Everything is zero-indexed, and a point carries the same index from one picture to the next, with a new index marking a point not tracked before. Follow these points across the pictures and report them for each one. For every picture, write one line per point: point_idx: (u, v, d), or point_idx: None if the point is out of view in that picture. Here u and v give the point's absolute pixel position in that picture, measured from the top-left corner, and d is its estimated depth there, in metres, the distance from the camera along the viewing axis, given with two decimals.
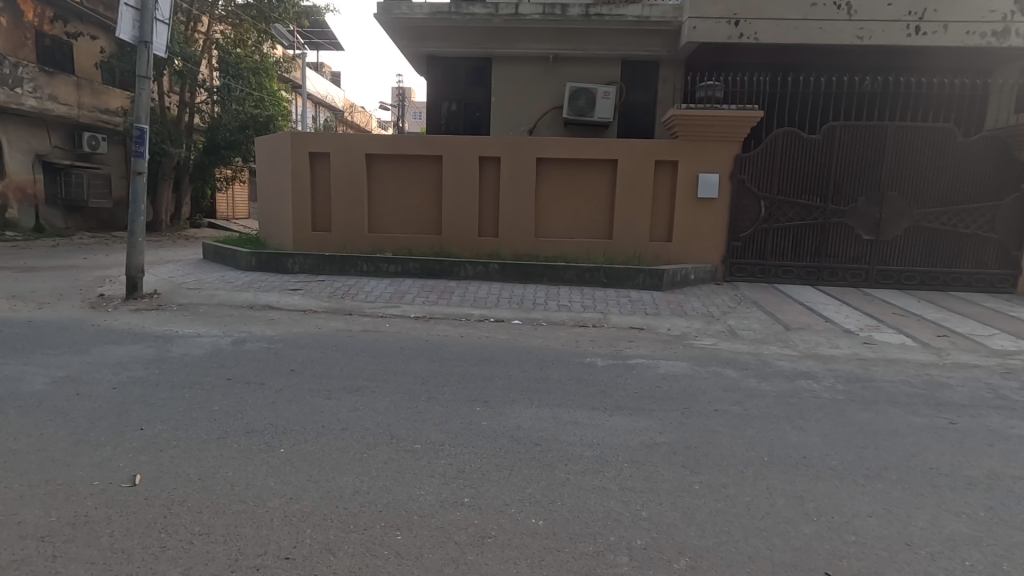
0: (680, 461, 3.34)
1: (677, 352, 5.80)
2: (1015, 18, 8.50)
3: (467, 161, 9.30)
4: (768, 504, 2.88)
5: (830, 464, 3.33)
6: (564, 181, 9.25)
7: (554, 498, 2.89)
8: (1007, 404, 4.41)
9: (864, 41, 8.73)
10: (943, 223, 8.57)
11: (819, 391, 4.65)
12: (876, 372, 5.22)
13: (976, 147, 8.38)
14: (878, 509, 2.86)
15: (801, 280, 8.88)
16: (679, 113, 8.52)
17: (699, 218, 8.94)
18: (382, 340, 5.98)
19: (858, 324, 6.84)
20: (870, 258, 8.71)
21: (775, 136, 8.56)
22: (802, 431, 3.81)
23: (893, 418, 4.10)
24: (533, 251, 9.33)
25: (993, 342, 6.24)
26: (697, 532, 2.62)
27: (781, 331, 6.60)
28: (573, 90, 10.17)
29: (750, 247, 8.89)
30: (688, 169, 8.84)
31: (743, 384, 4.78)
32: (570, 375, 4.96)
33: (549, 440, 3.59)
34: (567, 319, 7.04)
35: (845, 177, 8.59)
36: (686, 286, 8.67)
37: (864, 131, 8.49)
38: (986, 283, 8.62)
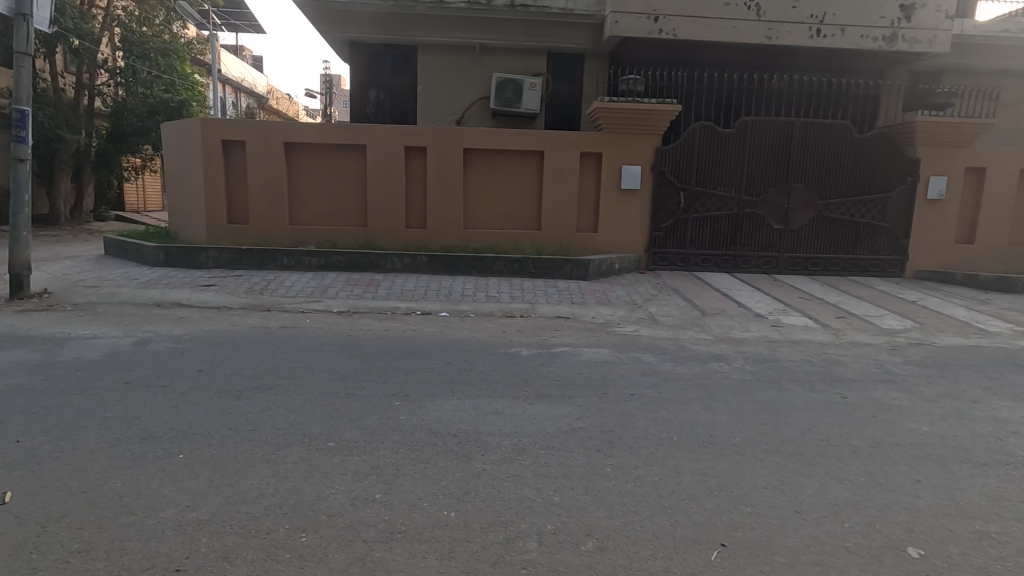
0: (595, 446, 3.42)
1: (601, 339, 5.95)
2: (902, 24, 9.26)
3: (393, 150, 9.06)
4: (675, 483, 3.00)
5: (733, 441, 3.52)
6: (491, 171, 9.23)
7: (468, 489, 2.88)
8: (891, 378, 4.84)
9: (772, 41, 9.22)
10: (843, 213, 9.22)
11: (729, 372, 4.92)
12: (781, 353, 5.57)
13: (870, 143, 9.08)
14: (773, 480, 3.04)
15: (718, 268, 9.33)
16: (604, 106, 8.66)
17: (624, 210, 9.19)
18: (302, 336, 5.75)
19: (768, 308, 7.28)
20: (780, 246, 9.27)
21: (693, 130, 8.93)
22: (710, 411, 4.01)
23: (793, 395, 4.39)
24: (462, 242, 9.26)
25: (883, 322, 6.82)
26: (605, 513, 2.70)
27: (699, 316, 6.91)
28: (500, 81, 10.17)
29: (671, 237, 9.25)
30: (612, 161, 9.06)
31: (659, 369, 4.96)
32: (494, 366, 4.95)
33: (469, 432, 3.57)
34: (495, 310, 7.05)
35: (757, 170, 9.08)
36: (611, 275, 8.90)
37: (772, 126, 8.99)
38: (880, 268, 9.39)
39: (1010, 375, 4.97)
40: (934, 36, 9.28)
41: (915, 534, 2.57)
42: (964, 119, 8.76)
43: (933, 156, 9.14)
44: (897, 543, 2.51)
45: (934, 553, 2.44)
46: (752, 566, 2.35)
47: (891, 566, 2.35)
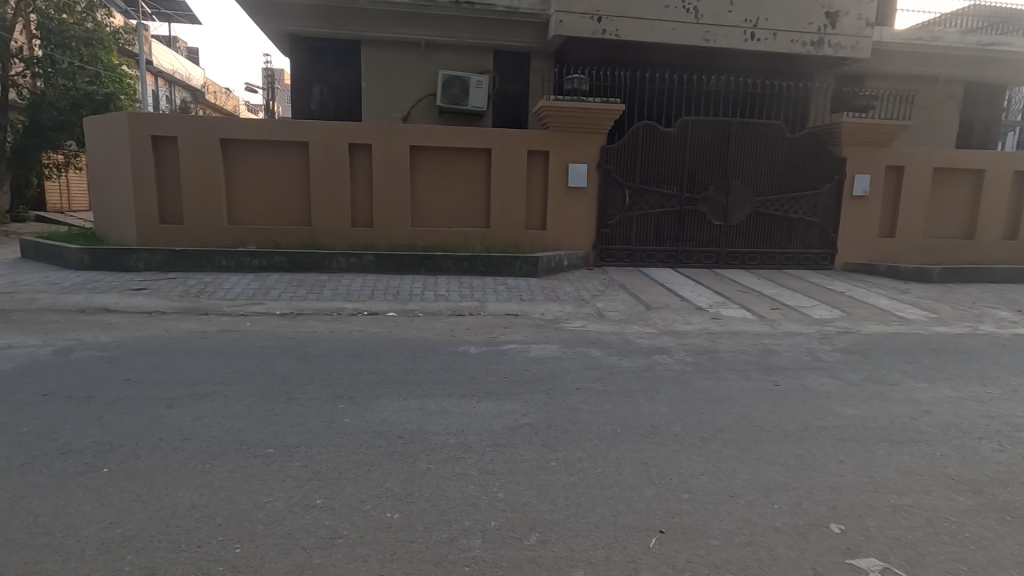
0: (541, 440, 3.46)
1: (548, 335, 6.02)
2: (828, 30, 9.79)
3: (336, 146, 8.84)
4: (617, 473, 3.07)
5: (673, 431, 3.64)
6: (438, 169, 9.15)
7: (412, 490, 2.86)
8: (820, 365, 5.12)
9: (709, 43, 9.58)
10: (778, 209, 9.67)
11: (671, 363, 5.08)
12: (720, 344, 5.78)
13: (802, 142, 9.56)
14: (710, 467, 3.16)
15: (662, 263, 9.60)
16: (549, 105, 8.75)
17: (571, 207, 9.31)
18: (241, 339, 5.54)
19: (708, 301, 7.55)
20: (720, 242, 9.64)
21: (636, 129, 9.16)
22: (652, 402, 4.13)
23: (730, 383, 4.58)
24: (410, 241, 9.15)
25: (814, 312, 7.20)
26: (548, 507, 2.73)
27: (644, 311, 7.10)
28: (446, 78, 10.12)
29: (617, 233, 9.46)
30: (558, 159, 9.17)
31: (604, 363, 5.06)
32: (441, 365, 4.92)
33: (414, 432, 3.54)
34: (443, 309, 7.01)
35: (697, 168, 9.40)
36: (560, 272, 9.01)
37: (711, 125, 9.32)
38: (812, 261, 9.91)
39: (925, 358, 5.36)
40: (857, 42, 9.86)
41: (836, 511, 2.74)
42: (883, 121, 9.38)
43: (857, 155, 9.71)
44: (821, 520, 2.66)
45: (853, 527, 2.60)
46: (689, 550, 2.43)
47: (815, 542, 2.49)
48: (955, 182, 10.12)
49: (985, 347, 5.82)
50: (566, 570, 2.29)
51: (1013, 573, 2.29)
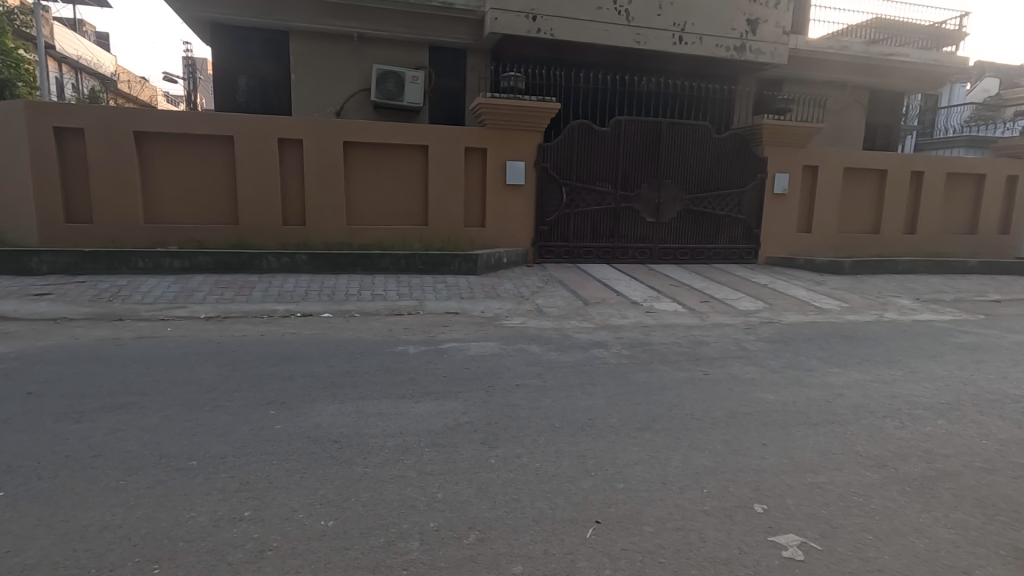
0: (480, 438, 3.45)
1: (489, 332, 6.02)
2: (749, 37, 10.32)
3: (264, 141, 8.45)
4: (555, 467, 3.12)
5: (609, 422, 3.73)
6: (373, 165, 8.94)
7: (348, 496, 2.78)
8: (745, 353, 5.41)
9: (640, 45, 9.87)
10: (706, 207, 10.12)
11: (608, 357, 5.22)
12: (655, 336, 5.99)
13: (727, 143, 10.03)
14: (644, 456, 3.27)
15: (600, 259, 9.82)
16: (485, 102, 8.78)
17: (510, 204, 9.36)
18: (162, 346, 5.20)
19: (643, 296, 7.81)
20: (654, 238, 9.97)
21: (572, 128, 9.34)
22: (590, 395, 4.22)
23: (663, 374, 4.75)
24: (345, 239, 8.88)
25: (740, 304, 7.60)
26: (487, 505, 2.73)
27: (582, 306, 7.24)
28: (381, 72, 9.92)
29: (556, 230, 9.59)
30: (496, 157, 9.19)
31: (544, 359, 5.12)
32: (379, 366, 4.81)
33: (350, 435, 3.45)
34: (381, 308, 6.86)
35: (630, 166, 9.68)
36: (500, 269, 9.02)
37: (643, 125, 9.62)
38: (738, 256, 10.43)
39: (838, 345, 5.76)
40: (775, 49, 10.48)
41: (760, 491, 2.89)
42: (799, 124, 10.00)
43: (777, 155, 10.30)
44: (745, 501, 2.81)
45: (774, 506, 2.76)
46: (624, 538, 2.50)
47: (741, 522, 2.62)
48: (863, 181, 10.95)
49: (890, 333, 6.34)
50: (505, 566, 2.30)
51: (911, 538, 2.51)
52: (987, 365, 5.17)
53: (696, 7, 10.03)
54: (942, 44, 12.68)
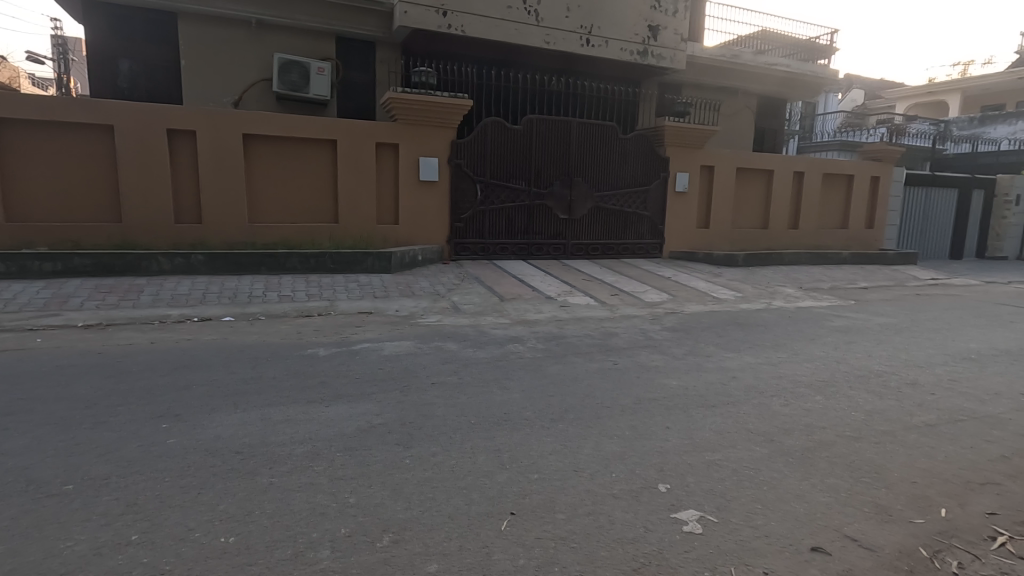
0: (395, 439, 3.39)
1: (404, 331, 5.92)
2: (651, 42, 10.87)
3: (151, 131, 7.75)
4: (471, 463, 3.13)
5: (524, 415, 3.80)
6: (277, 159, 8.48)
7: (251, 509, 2.63)
8: (651, 343, 5.72)
9: (550, 46, 10.09)
10: (615, 204, 10.55)
11: (523, 351, 5.31)
12: (568, 330, 6.17)
13: (632, 143, 10.53)
14: (557, 446, 3.36)
15: (515, 255, 9.94)
16: (395, 96, 8.67)
17: (423, 201, 9.26)
18: (32, 359, 4.64)
19: (557, 291, 8.01)
20: (567, 234, 10.24)
21: (484, 125, 9.40)
22: (505, 390, 4.28)
23: (575, 365, 4.91)
24: (247, 238, 8.35)
25: (647, 296, 8.00)
26: (402, 505, 2.69)
27: (498, 302, 7.31)
28: (283, 62, 9.42)
29: (471, 227, 9.60)
30: (409, 153, 9.06)
31: (459, 356, 5.12)
32: (286, 371, 4.58)
33: (255, 445, 3.26)
34: (289, 310, 6.53)
35: (542, 164, 9.90)
36: (415, 267, 8.88)
37: (553, 124, 9.88)
38: (644, 250, 10.97)
39: (732, 332, 6.24)
40: (674, 55, 11.11)
41: (663, 472, 3.07)
42: (698, 126, 10.69)
43: (678, 155, 10.94)
44: (651, 482, 2.97)
45: (676, 485, 2.95)
46: (537, 527, 2.56)
47: (646, 502, 2.77)
48: (753, 181, 11.89)
49: (777, 319, 6.95)
50: (419, 565, 2.28)
51: (793, 504, 2.78)
52: (857, 345, 5.81)
53: (602, 11, 10.40)
54: (817, 57, 14.02)
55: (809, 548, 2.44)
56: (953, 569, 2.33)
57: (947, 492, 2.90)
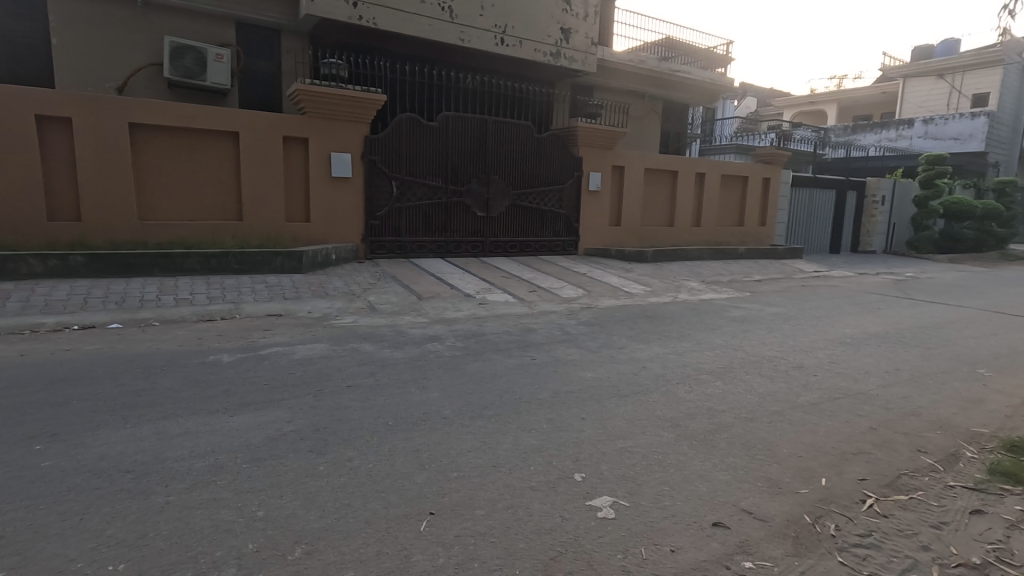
0: (307, 446, 3.25)
1: (317, 334, 5.68)
2: (563, 45, 11.15)
3: (17, 117, 6.89)
4: (388, 466, 3.06)
5: (443, 414, 3.79)
6: (170, 152, 7.83)
7: (145, 532, 2.42)
8: (568, 337, 5.88)
9: (464, 44, 10.07)
10: (532, 202, 10.72)
11: (442, 350, 5.28)
12: (487, 327, 6.21)
13: (547, 143, 10.75)
14: (476, 443, 3.37)
15: (433, 253, 9.84)
16: (303, 88, 8.27)
17: (336, 198, 8.92)
18: None
19: (476, 288, 8.03)
20: (485, 232, 10.27)
21: (399, 121, 9.23)
22: (423, 390, 4.23)
23: (494, 362, 4.95)
24: (137, 237, 7.65)
25: (563, 292, 8.22)
26: (316, 515, 2.59)
27: (415, 301, 7.21)
28: (175, 46, 8.69)
29: (387, 225, 9.38)
30: (319, 148, 8.69)
31: (377, 357, 5.00)
32: (184, 380, 4.24)
33: (148, 462, 3.01)
34: (187, 314, 6.06)
35: (459, 161, 9.87)
36: (328, 266, 8.54)
37: (468, 122, 9.87)
38: (561, 247, 11.24)
39: (643, 324, 6.56)
40: (585, 57, 11.46)
41: (579, 461, 3.18)
42: (608, 128, 11.12)
43: (591, 155, 11.32)
44: (567, 472, 3.06)
45: (590, 473, 3.06)
46: (457, 526, 2.56)
47: (563, 493, 2.85)
48: (660, 181, 12.55)
49: (683, 311, 7.38)
50: None
51: (695, 483, 2.97)
52: (751, 333, 6.30)
53: (515, 11, 10.53)
54: (715, 66, 15.01)
55: (711, 524, 2.62)
56: (831, 532, 2.59)
57: (827, 463, 3.22)
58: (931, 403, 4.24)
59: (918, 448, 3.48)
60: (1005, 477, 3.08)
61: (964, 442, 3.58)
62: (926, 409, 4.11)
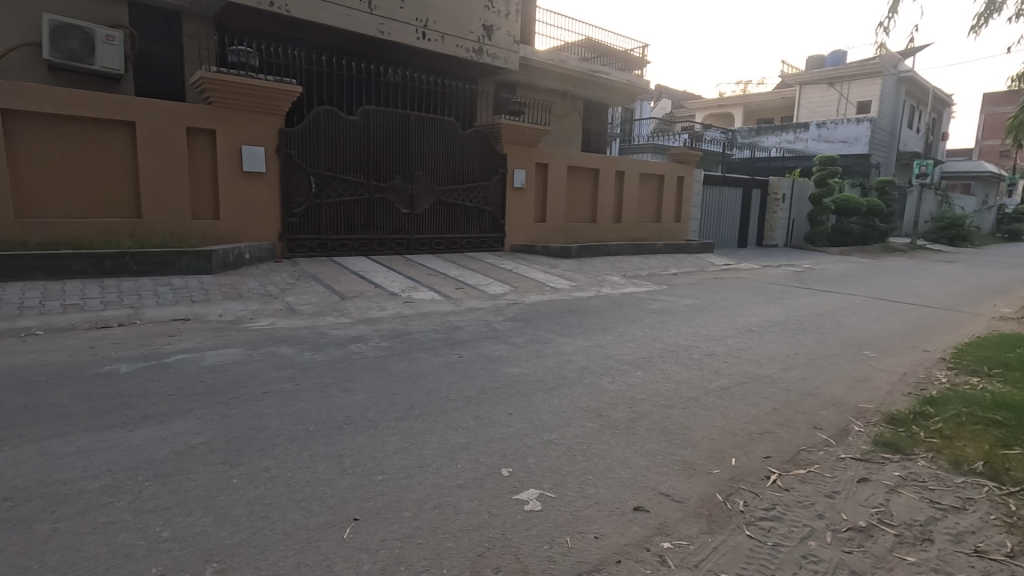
0: (219, 458, 3.06)
1: (230, 338, 5.35)
2: (485, 42, 11.16)
3: None
4: (309, 473, 2.94)
5: (368, 416, 3.69)
6: (54, 143, 7.08)
7: (27, 565, 2.18)
8: (495, 333, 5.91)
9: (384, 36, 9.82)
10: (458, 199, 10.66)
11: (366, 350, 5.13)
12: (413, 325, 6.11)
13: (471, 139, 10.72)
14: (402, 444, 3.31)
15: (356, 251, 9.53)
16: (209, 76, 7.76)
17: (249, 194, 8.44)
18: None
19: (401, 286, 7.88)
20: (410, 229, 10.09)
21: (316, 114, 8.86)
22: (346, 393, 4.09)
23: (420, 361, 4.89)
24: (16, 237, 6.86)
25: (490, 288, 8.24)
26: (229, 530, 2.44)
27: (338, 301, 6.97)
28: (55, 25, 7.82)
29: (306, 222, 8.99)
30: (228, 140, 8.17)
31: (296, 360, 4.78)
32: (75, 394, 3.86)
33: (30, 487, 2.70)
34: (78, 322, 5.51)
35: (382, 157, 9.62)
36: (240, 266, 8.06)
37: (391, 117, 9.65)
38: (487, 244, 11.26)
39: (568, 319, 6.71)
40: (507, 55, 11.54)
41: (506, 457, 3.20)
42: (532, 125, 11.25)
43: (516, 152, 11.41)
44: (494, 468, 3.08)
45: (517, 467, 3.09)
46: (382, 530, 2.50)
47: (490, 489, 2.86)
48: (582, 178, 12.87)
49: (606, 305, 7.63)
50: None
51: (617, 471, 3.08)
52: (668, 324, 6.62)
53: (436, 5, 10.40)
54: (632, 68, 15.59)
55: (632, 508, 2.73)
56: (740, 508, 2.78)
57: (736, 444, 3.45)
58: (826, 383, 4.65)
59: (814, 425, 3.80)
60: (886, 447, 3.43)
61: (853, 417, 3.95)
62: (820, 389, 4.50)
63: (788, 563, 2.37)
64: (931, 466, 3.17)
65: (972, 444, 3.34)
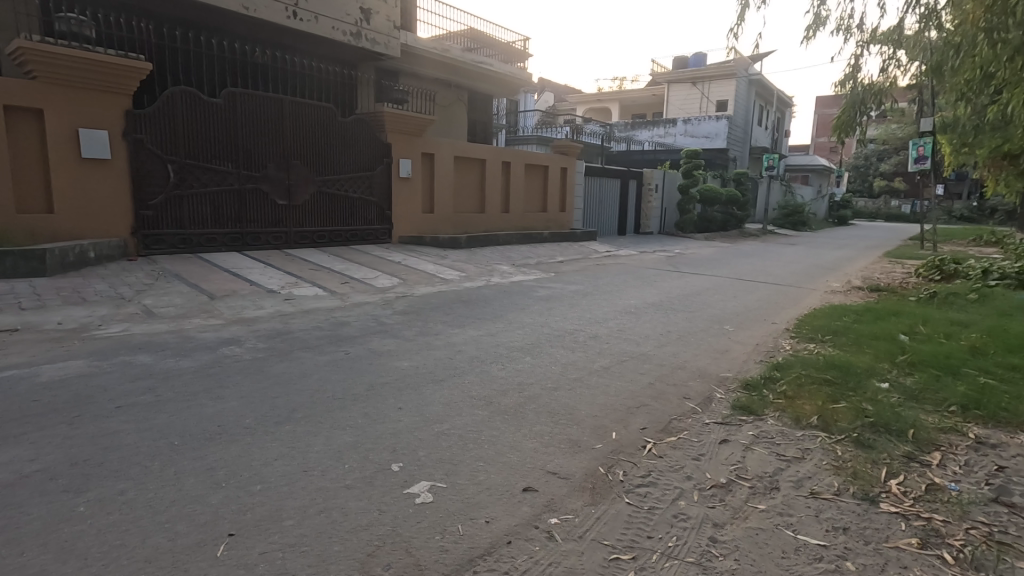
0: (62, 486, 2.68)
1: (73, 349, 4.68)
2: (363, 25, 10.71)
3: None
4: (174, 491, 2.68)
5: (244, 423, 3.43)
6: None
7: None
8: (383, 328, 5.76)
9: (250, 12, 9.06)
10: (340, 190, 10.19)
11: (241, 353, 4.76)
12: (293, 324, 5.77)
13: (352, 126, 10.28)
14: (283, 450, 3.12)
15: (226, 246, 8.76)
16: (30, 46, 6.67)
17: (91, 184, 7.41)
18: None
19: (280, 283, 7.39)
20: (288, 222, 9.47)
21: (172, 94, 7.98)
22: (218, 400, 3.77)
23: (303, 361, 4.63)
24: None
25: (377, 282, 8.00)
26: (74, 566, 2.15)
27: (206, 301, 6.38)
28: None
29: (164, 216, 8.09)
30: (60, 122, 7.11)
31: (157, 369, 4.31)
32: None
33: None
34: None
35: (252, 144, 8.91)
36: (84, 266, 7.07)
37: (260, 101, 8.95)
38: (374, 236, 10.90)
39: (458, 309, 6.71)
40: (388, 41, 11.18)
41: (396, 452, 3.15)
42: (416, 114, 11.04)
43: (400, 141, 11.13)
44: (384, 464, 3.01)
45: (407, 462, 3.04)
46: (261, 542, 2.35)
47: (380, 486, 2.80)
48: (469, 168, 12.89)
49: (495, 294, 7.73)
50: None
51: (508, 455, 3.15)
52: (555, 310, 6.86)
53: None
54: (514, 61, 15.84)
55: (522, 490, 2.81)
56: (620, 478, 2.97)
57: (616, 419, 3.68)
58: (693, 357, 5.11)
59: (684, 396, 4.16)
60: (743, 410, 3.85)
61: (716, 385, 4.38)
62: (689, 363, 4.93)
63: (662, 524, 2.58)
64: (777, 424, 3.61)
65: (810, 401, 3.84)
